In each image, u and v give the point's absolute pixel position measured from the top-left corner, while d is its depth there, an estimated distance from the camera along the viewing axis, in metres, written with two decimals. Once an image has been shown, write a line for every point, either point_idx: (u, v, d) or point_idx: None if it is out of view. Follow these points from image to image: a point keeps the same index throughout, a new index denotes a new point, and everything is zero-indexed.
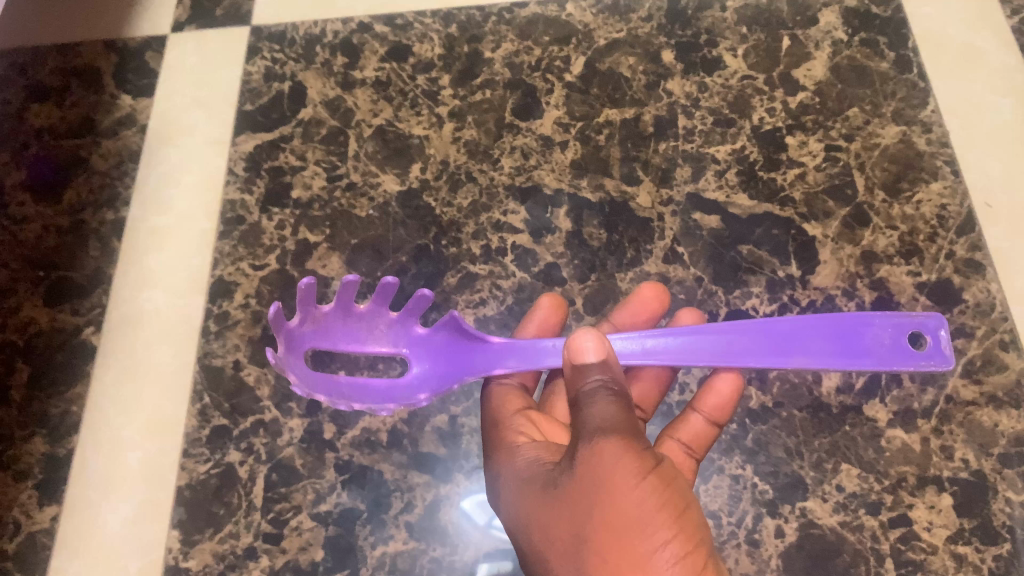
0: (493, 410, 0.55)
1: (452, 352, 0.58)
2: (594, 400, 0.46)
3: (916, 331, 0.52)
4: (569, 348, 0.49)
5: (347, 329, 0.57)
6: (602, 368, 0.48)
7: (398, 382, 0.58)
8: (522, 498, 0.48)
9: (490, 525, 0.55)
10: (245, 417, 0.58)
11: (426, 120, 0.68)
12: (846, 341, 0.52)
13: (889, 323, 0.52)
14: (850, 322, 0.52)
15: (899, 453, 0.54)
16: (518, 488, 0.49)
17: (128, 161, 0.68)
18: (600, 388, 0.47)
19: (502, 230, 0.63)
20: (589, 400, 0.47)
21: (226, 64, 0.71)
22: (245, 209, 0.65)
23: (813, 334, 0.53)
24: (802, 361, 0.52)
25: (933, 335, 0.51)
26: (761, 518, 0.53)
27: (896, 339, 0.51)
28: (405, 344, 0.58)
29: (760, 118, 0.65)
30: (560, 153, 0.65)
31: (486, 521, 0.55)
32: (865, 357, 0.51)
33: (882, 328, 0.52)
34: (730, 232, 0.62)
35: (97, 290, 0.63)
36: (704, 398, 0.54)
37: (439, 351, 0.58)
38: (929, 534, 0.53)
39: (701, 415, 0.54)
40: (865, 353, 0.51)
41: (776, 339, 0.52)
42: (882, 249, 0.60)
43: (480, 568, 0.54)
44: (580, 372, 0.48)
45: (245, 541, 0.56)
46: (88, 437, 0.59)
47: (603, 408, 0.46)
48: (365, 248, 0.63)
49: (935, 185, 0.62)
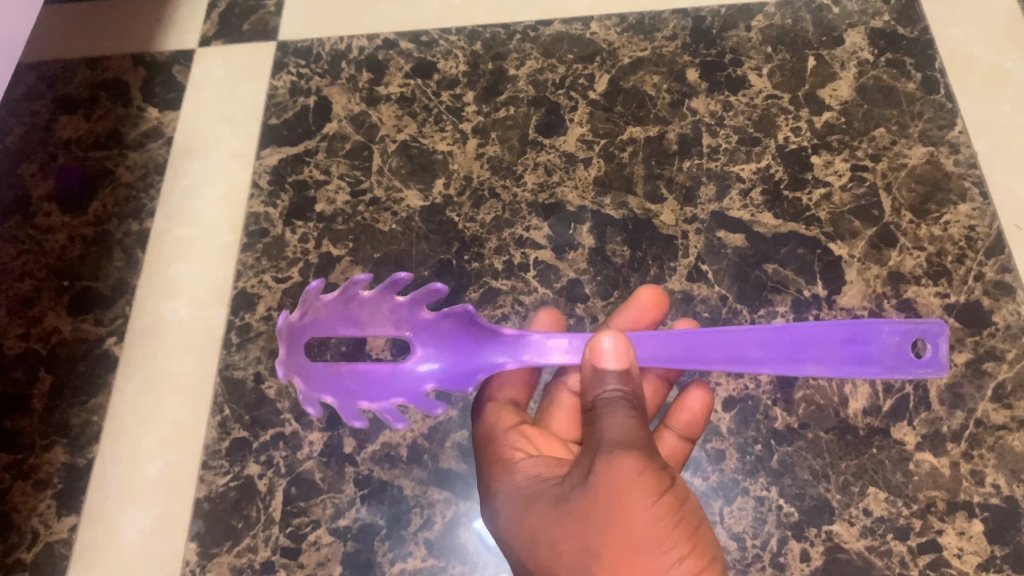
0: (487, 425, 0.54)
1: (459, 343, 0.55)
2: (613, 411, 0.46)
3: (917, 337, 0.50)
4: (591, 351, 0.49)
5: (347, 317, 0.54)
6: (622, 378, 0.48)
7: (401, 370, 0.55)
8: (525, 511, 0.47)
9: None
10: (265, 429, 0.58)
11: (449, 136, 0.68)
12: (855, 349, 0.51)
13: (897, 330, 0.50)
14: (858, 328, 0.51)
15: (928, 478, 0.53)
16: (523, 500, 0.47)
17: (154, 173, 0.69)
18: (618, 403, 0.46)
19: (524, 246, 0.63)
20: (607, 411, 0.46)
21: (252, 79, 0.72)
22: (269, 222, 0.66)
23: (825, 341, 0.51)
24: (814, 369, 0.51)
25: (934, 342, 0.50)
26: (786, 542, 0.53)
27: (901, 346, 0.50)
28: (408, 327, 0.55)
29: (785, 137, 0.65)
30: (584, 170, 0.65)
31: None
32: (872, 364, 0.51)
33: (890, 335, 0.50)
34: (755, 251, 0.61)
35: (121, 300, 0.64)
36: (675, 415, 0.54)
37: (445, 340, 0.55)
38: (960, 561, 0.51)
39: (674, 432, 0.54)
40: (870, 347, 0.50)
41: (792, 347, 0.51)
42: (909, 270, 0.60)
43: None
44: (600, 378, 0.48)
45: (263, 555, 0.55)
46: (109, 447, 0.59)
47: (621, 420, 0.45)
48: (389, 262, 0.63)
49: (963, 207, 0.61)
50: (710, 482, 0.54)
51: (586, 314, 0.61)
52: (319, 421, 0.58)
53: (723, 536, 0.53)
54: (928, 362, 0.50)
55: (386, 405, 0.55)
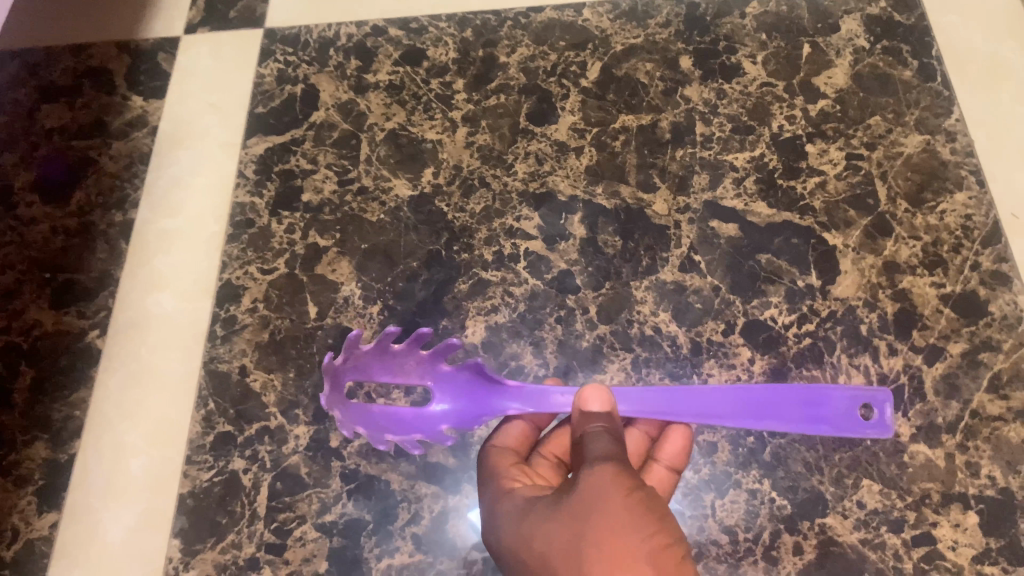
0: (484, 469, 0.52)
1: (473, 393, 0.56)
2: (595, 436, 0.47)
3: (866, 402, 0.51)
4: (576, 400, 0.49)
5: (383, 364, 0.56)
6: (606, 418, 0.48)
7: (422, 414, 0.56)
8: (511, 523, 0.46)
9: None
10: (250, 423, 0.57)
11: (439, 124, 0.67)
12: (809, 410, 0.52)
13: (845, 395, 0.52)
14: (813, 390, 0.52)
15: (923, 470, 0.52)
16: (514, 518, 0.47)
17: (138, 163, 0.68)
18: (602, 430, 0.47)
19: (515, 236, 0.62)
20: (591, 436, 0.47)
21: (238, 67, 0.70)
22: (255, 213, 0.64)
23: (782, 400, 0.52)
24: (771, 427, 0.52)
25: (880, 407, 0.51)
26: (779, 535, 0.52)
27: (849, 409, 0.51)
28: (430, 378, 0.56)
29: (780, 126, 0.64)
30: (575, 159, 0.64)
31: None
32: (822, 425, 0.52)
33: (838, 399, 0.51)
34: (748, 241, 0.60)
35: (104, 292, 0.63)
36: (663, 447, 0.53)
37: (461, 389, 0.56)
38: (955, 554, 0.51)
39: (662, 464, 0.52)
40: (823, 407, 0.52)
41: (752, 406, 0.52)
42: (905, 260, 0.59)
43: None
44: (585, 418, 0.49)
45: (247, 551, 0.54)
46: (91, 442, 0.58)
47: (603, 441, 0.46)
48: (376, 253, 0.62)
49: (959, 196, 0.60)
50: (702, 475, 0.53)
51: (577, 305, 0.59)
52: (305, 415, 0.57)
53: (715, 529, 0.52)
54: (877, 424, 0.51)
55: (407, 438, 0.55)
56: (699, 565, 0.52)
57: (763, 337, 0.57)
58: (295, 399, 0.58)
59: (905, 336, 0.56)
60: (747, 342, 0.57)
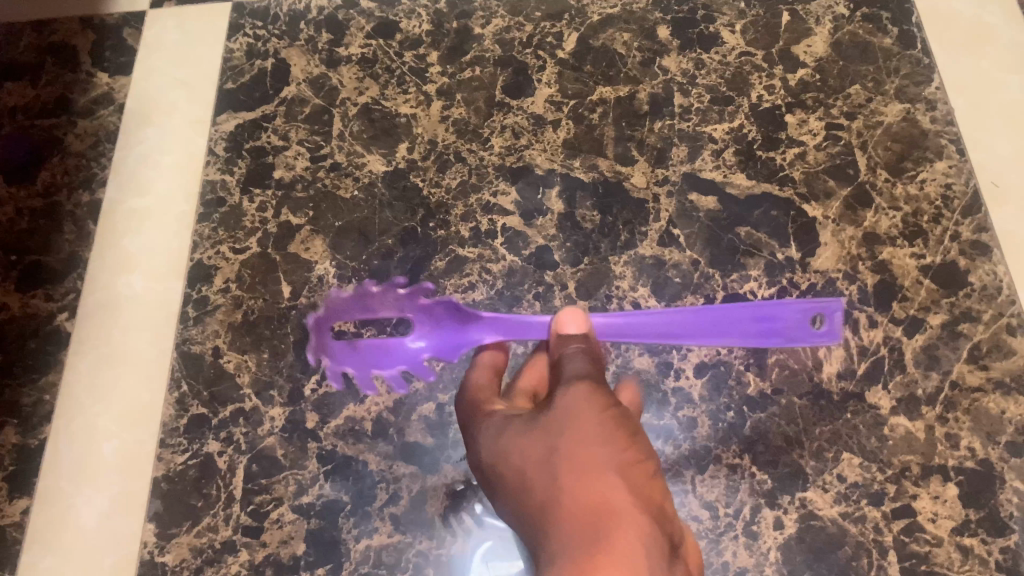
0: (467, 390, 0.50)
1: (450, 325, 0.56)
2: (574, 359, 0.47)
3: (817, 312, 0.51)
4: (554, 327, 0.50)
5: (365, 306, 0.59)
6: (582, 342, 0.48)
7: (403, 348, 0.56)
8: (484, 441, 0.44)
9: (481, 515, 0.53)
10: (224, 406, 0.56)
11: (413, 98, 0.65)
12: (762, 324, 0.51)
13: (797, 309, 0.51)
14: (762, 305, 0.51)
15: (903, 442, 0.52)
16: (488, 436, 0.44)
17: (105, 141, 0.66)
18: (579, 353, 0.47)
19: (491, 212, 0.61)
20: (570, 359, 0.47)
21: (206, 42, 0.68)
22: (225, 191, 0.63)
23: (733, 317, 0.51)
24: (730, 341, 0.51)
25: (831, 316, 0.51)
26: (759, 509, 0.51)
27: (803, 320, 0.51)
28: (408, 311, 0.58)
29: (759, 96, 0.63)
30: (552, 132, 0.63)
31: (482, 509, 0.53)
32: (777, 337, 0.51)
33: (790, 313, 0.51)
34: (727, 213, 0.59)
35: (72, 275, 0.61)
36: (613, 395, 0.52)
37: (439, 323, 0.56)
38: (934, 526, 0.50)
39: None
40: (775, 319, 0.51)
41: (704, 326, 0.51)
42: (885, 231, 0.58)
43: (469, 561, 0.52)
44: (562, 343, 0.49)
45: (223, 535, 0.53)
46: (62, 427, 0.57)
47: (580, 364, 0.46)
48: (350, 231, 0.61)
49: (939, 165, 0.60)
50: (682, 451, 0.53)
51: (556, 281, 0.58)
52: (280, 396, 0.56)
53: (696, 505, 0.52)
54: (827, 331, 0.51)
55: (391, 372, 0.56)
56: None
57: None
58: (270, 380, 0.57)
59: (885, 308, 0.56)
60: None
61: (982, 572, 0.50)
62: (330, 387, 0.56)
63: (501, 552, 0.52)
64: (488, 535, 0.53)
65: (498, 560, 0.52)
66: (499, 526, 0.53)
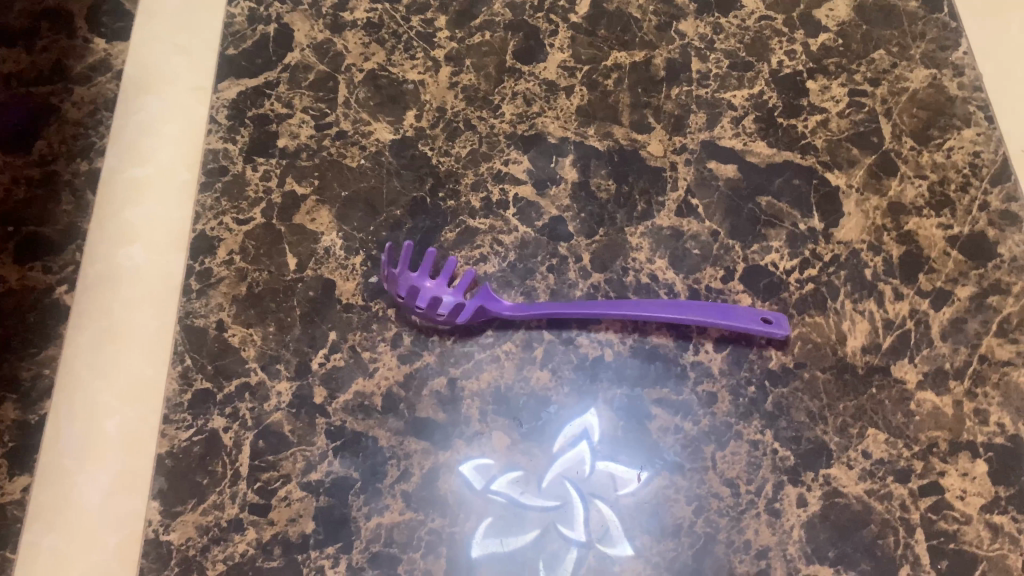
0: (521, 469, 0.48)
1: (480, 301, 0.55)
2: None
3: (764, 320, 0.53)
4: None
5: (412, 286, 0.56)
6: None
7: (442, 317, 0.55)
8: None
9: (489, 489, 0.52)
10: (229, 380, 0.55)
11: (420, 64, 0.63)
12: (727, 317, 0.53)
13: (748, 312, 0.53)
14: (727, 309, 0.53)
15: (930, 418, 0.51)
16: None
17: (103, 109, 0.63)
18: None
19: (503, 181, 0.59)
20: None
21: (207, 7, 0.66)
22: (228, 159, 0.61)
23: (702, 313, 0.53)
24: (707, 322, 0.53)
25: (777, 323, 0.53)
26: (782, 487, 0.50)
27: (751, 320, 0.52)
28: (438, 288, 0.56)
29: (779, 61, 0.61)
30: (566, 99, 0.61)
31: (485, 485, 0.52)
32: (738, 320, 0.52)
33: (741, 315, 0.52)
34: (747, 182, 0.57)
35: (71, 245, 0.59)
36: None
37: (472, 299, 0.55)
38: (963, 503, 0.49)
39: None
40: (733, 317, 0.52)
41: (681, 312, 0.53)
42: (910, 201, 0.56)
43: (478, 538, 0.51)
44: None
45: (230, 513, 0.52)
46: (62, 402, 0.55)
47: None
48: (358, 201, 0.59)
49: (967, 132, 0.58)
50: (702, 426, 0.52)
51: (570, 253, 0.57)
52: (287, 370, 0.55)
53: (716, 481, 0.50)
54: (777, 325, 0.52)
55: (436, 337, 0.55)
56: (700, 518, 0.50)
57: (765, 283, 0.55)
58: (276, 354, 0.55)
59: (911, 280, 0.54)
60: (748, 290, 0.55)
61: (1012, 550, 0.48)
62: (338, 361, 0.55)
63: (506, 527, 0.51)
64: (493, 510, 0.51)
65: (503, 536, 0.51)
66: (504, 501, 0.51)
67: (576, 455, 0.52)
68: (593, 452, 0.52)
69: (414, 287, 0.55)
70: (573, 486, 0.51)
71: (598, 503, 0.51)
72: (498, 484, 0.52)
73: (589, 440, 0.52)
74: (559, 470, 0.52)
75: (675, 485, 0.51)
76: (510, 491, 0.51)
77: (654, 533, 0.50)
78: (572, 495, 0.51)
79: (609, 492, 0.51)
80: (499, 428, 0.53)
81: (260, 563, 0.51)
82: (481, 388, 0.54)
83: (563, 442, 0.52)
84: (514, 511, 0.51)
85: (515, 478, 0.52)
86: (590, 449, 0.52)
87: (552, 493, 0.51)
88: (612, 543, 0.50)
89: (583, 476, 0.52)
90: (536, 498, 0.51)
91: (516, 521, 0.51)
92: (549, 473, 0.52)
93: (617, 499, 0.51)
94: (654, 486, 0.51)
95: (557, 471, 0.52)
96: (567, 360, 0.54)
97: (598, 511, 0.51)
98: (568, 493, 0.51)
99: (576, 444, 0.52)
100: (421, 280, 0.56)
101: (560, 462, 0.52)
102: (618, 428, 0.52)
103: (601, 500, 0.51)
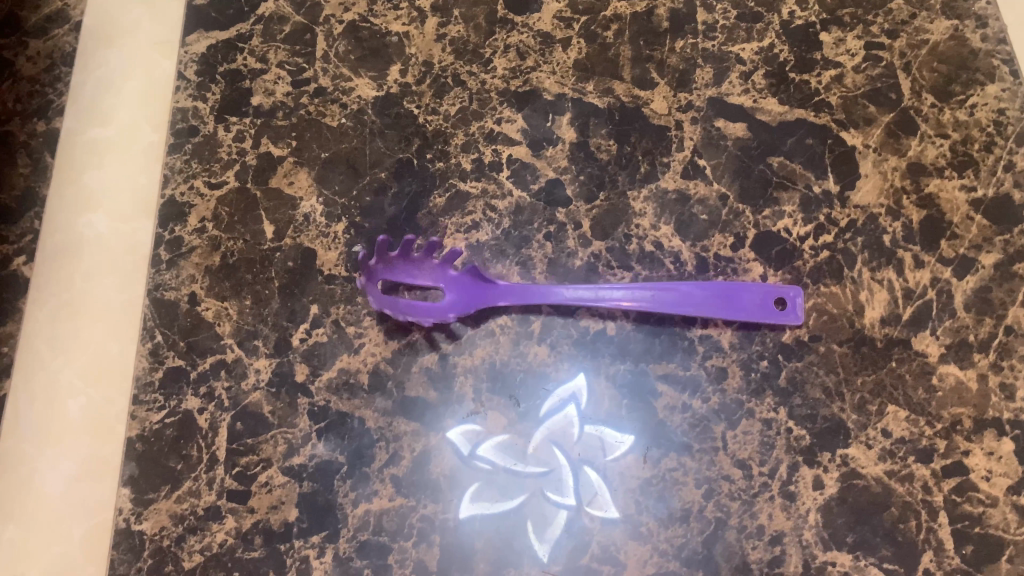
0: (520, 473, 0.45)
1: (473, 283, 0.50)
2: None
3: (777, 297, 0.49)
4: None
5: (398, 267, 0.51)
6: None
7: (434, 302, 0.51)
8: None
9: (473, 456, 0.49)
10: (204, 357, 0.51)
11: (405, 14, 0.57)
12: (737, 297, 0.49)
13: (761, 291, 0.49)
14: (737, 289, 0.49)
15: (953, 394, 0.48)
16: None
17: (60, 64, 0.57)
18: None
19: (496, 142, 0.54)
20: None
21: None
22: (198, 119, 0.56)
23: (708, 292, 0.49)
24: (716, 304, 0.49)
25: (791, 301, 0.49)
26: (797, 468, 0.47)
27: (765, 300, 0.49)
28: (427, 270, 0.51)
29: (790, 12, 0.56)
30: (562, 52, 0.56)
31: (472, 452, 0.49)
32: (750, 302, 0.49)
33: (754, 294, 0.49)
34: (758, 142, 0.54)
35: (29, 213, 0.54)
36: None
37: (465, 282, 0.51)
38: (988, 485, 0.47)
39: None
40: (745, 299, 0.49)
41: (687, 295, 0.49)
42: (931, 162, 0.53)
43: (464, 508, 0.48)
44: None
45: (207, 500, 0.48)
46: (22, 382, 0.51)
47: None
48: (339, 163, 0.55)
49: (992, 87, 0.54)
50: (711, 404, 0.49)
51: (568, 220, 0.53)
52: (265, 346, 0.51)
53: (727, 463, 0.48)
54: (790, 311, 0.49)
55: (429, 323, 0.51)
56: (710, 503, 0.47)
57: (777, 251, 0.51)
58: (254, 330, 0.51)
59: (932, 247, 0.51)
60: (759, 257, 0.51)
61: None
62: (321, 337, 0.51)
63: (498, 498, 0.48)
64: (480, 481, 0.48)
65: (492, 507, 0.48)
66: (492, 470, 0.48)
67: (563, 420, 0.49)
68: (582, 416, 0.49)
69: (399, 263, 0.51)
70: (561, 452, 0.49)
71: (589, 471, 0.48)
72: (484, 451, 0.49)
73: (578, 404, 0.49)
74: (545, 436, 0.49)
75: (684, 467, 0.48)
76: (499, 459, 0.49)
77: (662, 518, 0.47)
78: (561, 462, 0.48)
79: (597, 458, 0.48)
80: (495, 407, 0.49)
81: (241, 553, 0.48)
82: (475, 364, 0.50)
83: (551, 407, 0.49)
84: (506, 484, 0.48)
85: (502, 444, 0.49)
86: (578, 413, 0.49)
87: (537, 459, 0.49)
88: (605, 512, 0.47)
89: (573, 443, 0.49)
90: (530, 473, 0.48)
91: (505, 492, 0.48)
92: (536, 440, 0.49)
93: (608, 466, 0.48)
94: (654, 460, 0.48)
95: (543, 436, 0.49)
96: (567, 335, 0.50)
97: (588, 479, 0.48)
98: (557, 461, 0.48)
99: (564, 409, 0.49)
100: (406, 255, 0.51)
101: (548, 429, 0.49)
102: (621, 404, 0.49)
103: (591, 468, 0.48)
